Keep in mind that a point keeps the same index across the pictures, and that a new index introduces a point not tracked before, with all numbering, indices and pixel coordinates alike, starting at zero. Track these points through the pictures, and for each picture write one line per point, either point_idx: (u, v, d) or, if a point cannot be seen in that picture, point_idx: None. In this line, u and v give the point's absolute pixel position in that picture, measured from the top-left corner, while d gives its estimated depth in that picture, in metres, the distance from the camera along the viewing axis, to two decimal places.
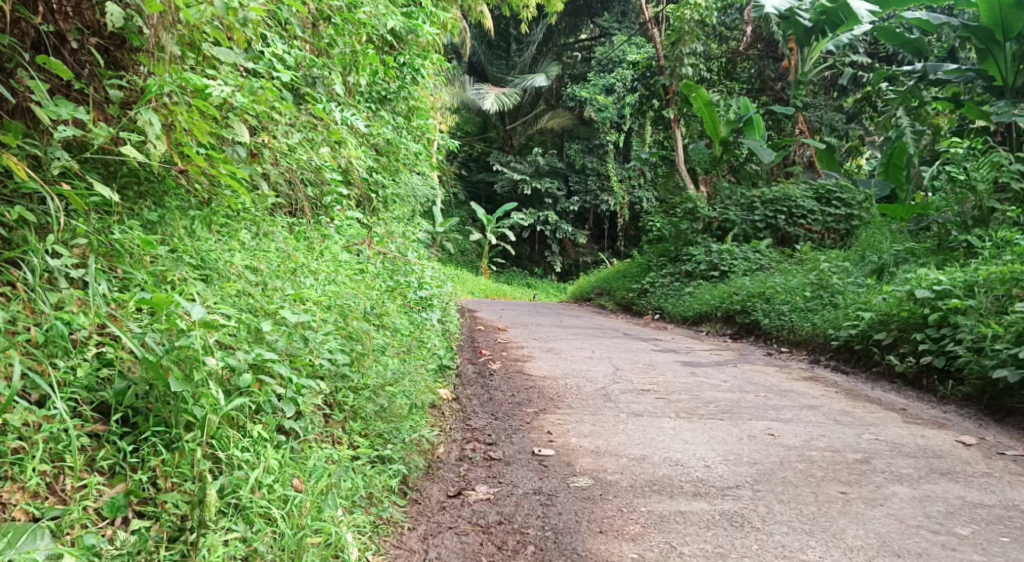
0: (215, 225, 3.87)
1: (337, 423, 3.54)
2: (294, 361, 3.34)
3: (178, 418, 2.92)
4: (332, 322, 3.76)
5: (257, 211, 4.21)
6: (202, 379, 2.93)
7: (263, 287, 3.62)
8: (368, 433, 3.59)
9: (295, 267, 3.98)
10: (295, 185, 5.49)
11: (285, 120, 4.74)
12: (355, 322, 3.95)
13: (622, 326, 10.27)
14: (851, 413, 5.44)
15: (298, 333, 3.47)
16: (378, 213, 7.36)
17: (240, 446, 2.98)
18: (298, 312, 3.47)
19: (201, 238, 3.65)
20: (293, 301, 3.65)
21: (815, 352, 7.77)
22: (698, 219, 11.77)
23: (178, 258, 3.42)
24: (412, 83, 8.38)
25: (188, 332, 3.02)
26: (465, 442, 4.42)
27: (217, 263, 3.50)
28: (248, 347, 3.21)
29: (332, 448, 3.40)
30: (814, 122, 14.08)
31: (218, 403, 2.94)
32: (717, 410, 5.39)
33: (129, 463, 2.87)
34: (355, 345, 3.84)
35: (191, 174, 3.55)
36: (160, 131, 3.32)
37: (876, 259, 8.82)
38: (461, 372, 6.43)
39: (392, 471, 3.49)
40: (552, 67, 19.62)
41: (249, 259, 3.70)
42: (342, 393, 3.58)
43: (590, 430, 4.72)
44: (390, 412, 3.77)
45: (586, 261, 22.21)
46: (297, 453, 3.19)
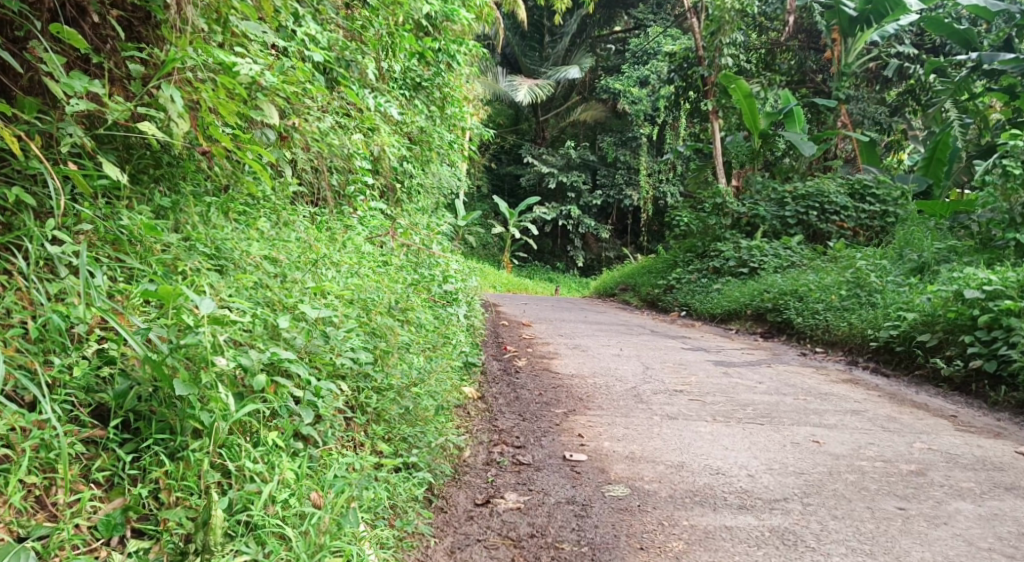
0: (233, 212, 3.65)
1: (360, 426, 3.31)
2: (313, 360, 3.12)
3: (185, 422, 2.72)
4: (355, 317, 3.54)
5: (276, 199, 4.00)
6: (210, 380, 2.73)
7: (282, 278, 3.40)
8: (392, 438, 3.37)
9: (319, 258, 3.78)
10: (321, 173, 5.35)
11: (318, 104, 4.48)
12: (378, 317, 3.72)
13: (649, 322, 10.01)
14: (897, 419, 5.17)
15: (318, 328, 3.25)
16: (402, 204, 7.16)
17: (252, 456, 2.77)
18: (318, 307, 3.24)
19: (218, 226, 3.43)
20: (314, 294, 3.41)
21: (852, 352, 7.48)
22: (726, 214, 11.48)
23: (191, 247, 3.21)
24: (447, 70, 8.16)
25: (196, 329, 2.79)
26: (492, 445, 4.19)
27: (232, 253, 3.30)
28: (264, 345, 2.99)
29: (355, 453, 3.18)
30: (856, 115, 13.68)
31: (228, 409, 2.73)
32: (755, 414, 5.14)
33: (128, 473, 2.66)
34: (378, 342, 3.61)
35: (214, 155, 3.34)
36: (183, 109, 3.05)
37: (916, 257, 8.52)
38: (485, 368, 6.20)
39: (419, 479, 3.26)
40: (586, 59, 19.30)
41: (267, 250, 3.49)
42: (365, 394, 3.35)
43: (624, 434, 4.49)
44: (418, 413, 3.55)
45: (609, 256, 21.90)
46: (315, 461, 2.96)
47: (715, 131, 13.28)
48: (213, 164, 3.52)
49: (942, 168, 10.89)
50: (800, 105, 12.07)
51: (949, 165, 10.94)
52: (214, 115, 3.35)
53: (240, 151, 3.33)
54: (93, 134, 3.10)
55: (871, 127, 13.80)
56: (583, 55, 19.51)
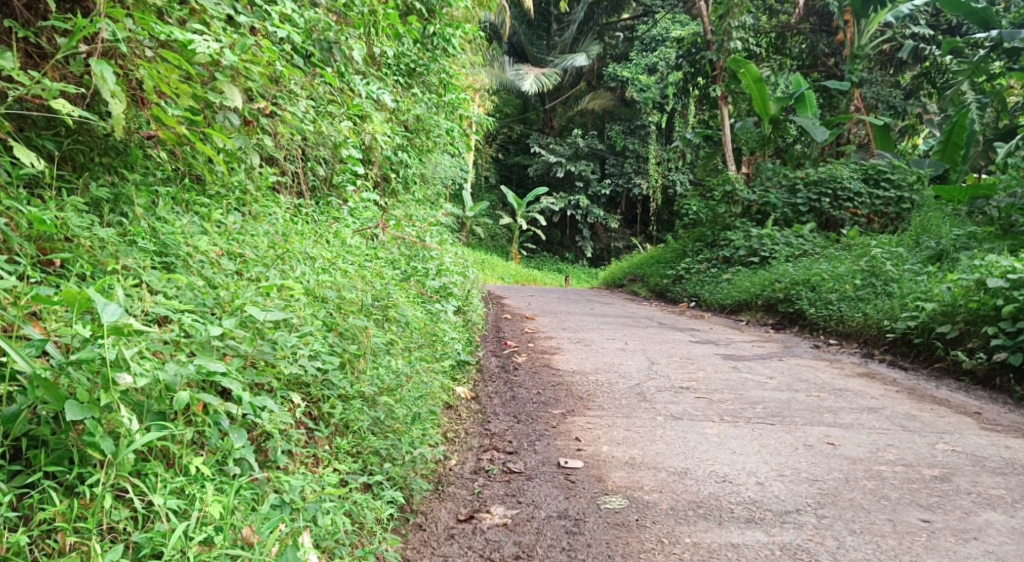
0: (190, 204, 3.41)
1: (322, 441, 3.04)
2: (260, 370, 2.85)
3: (85, 449, 2.44)
4: (321, 317, 3.26)
5: (244, 189, 3.75)
6: (111, 402, 2.44)
7: (239, 277, 3.14)
8: (360, 451, 3.10)
9: (287, 256, 3.51)
10: (300, 161, 5.04)
11: (294, 87, 4.19)
12: (350, 318, 3.43)
13: (657, 314, 9.69)
14: (918, 417, 4.86)
15: (270, 333, 2.97)
16: (398, 194, 6.88)
17: (168, 488, 2.49)
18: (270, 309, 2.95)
19: (166, 221, 3.16)
20: (273, 293, 3.13)
21: (868, 344, 7.16)
22: (736, 202, 11.15)
23: (130, 243, 2.96)
24: (445, 56, 7.84)
25: (95, 341, 2.51)
26: (482, 452, 3.91)
27: (179, 248, 3.04)
28: (190, 355, 2.70)
29: (313, 472, 2.91)
30: (870, 99, 13.28)
31: (132, 435, 2.46)
32: (765, 413, 4.83)
33: (9, 518, 2.36)
34: (347, 345, 3.33)
35: (163, 140, 3.14)
36: (117, 88, 2.76)
37: (934, 244, 8.18)
38: (483, 365, 5.93)
39: (387, 499, 2.99)
40: (593, 46, 18.92)
41: (226, 245, 3.25)
42: (329, 404, 3.08)
43: (624, 437, 4.19)
44: (390, 425, 3.27)
45: (618, 246, 21.56)
46: (259, 486, 2.69)
47: (725, 118, 12.92)
48: (159, 152, 3.27)
49: (959, 153, 10.62)
50: (811, 90, 11.71)
51: (966, 149, 10.65)
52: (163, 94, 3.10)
53: (189, 136, 3.07)
54: (11, 118, 2.89)
55: (884, 112, 13.40)
56: (589, 43, 19.14)
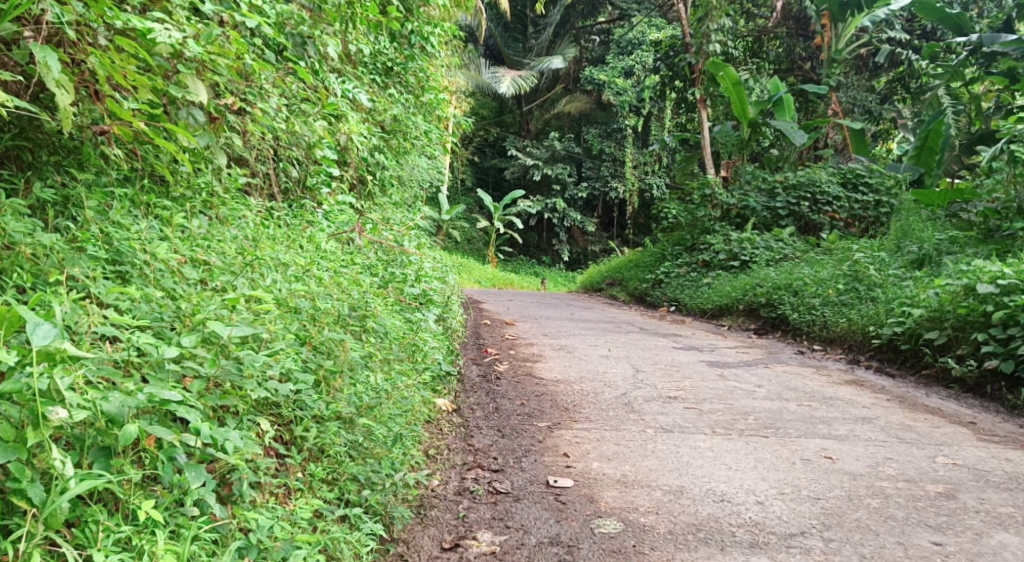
0: (148, 206, 3.21)
1: (295, 468, 2.84)
2: (223, 393, 2.64)
3: (9, 497, 2.22)
4: (293, 331, 3.05)
5: (207, 191, 3.55)
6: (42, 440, 2.23)
7: (202, 287, 2.95)
8: (336, 479, 2.90)
9: (259, 266, 3.30)
10: (269, 161, 4.80)
11: (268, 85, 4.00)
12: (323, 332, 3.20)
13: (638, 319, 9.52)
14: (913, 428, 4.70)
15: (235, 351, 2.73)
16: (375, 197, 6.65)
17: (110, 542, 2.28)
18: (236, 325, 2.72)
19: (121, 225, 2.97)
20: (241, 304, 2.91)
21: (853, 351, 7.02)
22: (716, 206, 11.02)
23: (77, 250, 2.78)
24: (422, 54, 7.62)
25: (23, 369, 2.30)
26: (466, 470, 3.72)
27: (133, 255, 2.85)
28: (138, 380, 2.49)
29: (283, 505, 2.70)
30: (847, 102, 13.19)
31: (65, 479, 2.25)
32: (757, 424, 4.64)
33: None
34: (321, 360, 3.11)
35: (119, 135, 2.93)
36: (61, 78, 2.54)
37: (916, 249, 8.07)
38: (462, 374, 5.71)
39: (367, 531, 2.78)
40: (569, 49, 18.75)
41: (188, 252, 3.04)
42: (301, 428, 2.88)
43: (614, 452, 3.99)
44: (368, 449, 3.05)
45: (595, 249, 21.41)
46: (222, 526, 2.49)
47: (703, 121, 12.77)
48: (113, 149, 3.06)
49: (935, 157, 10.35)
50: (789, 94, 11.59)
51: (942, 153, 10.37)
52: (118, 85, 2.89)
53: (147, 132, 2.86)
54: None
55: (861, 116, 13.31)
56: (566, 46, 18.97)
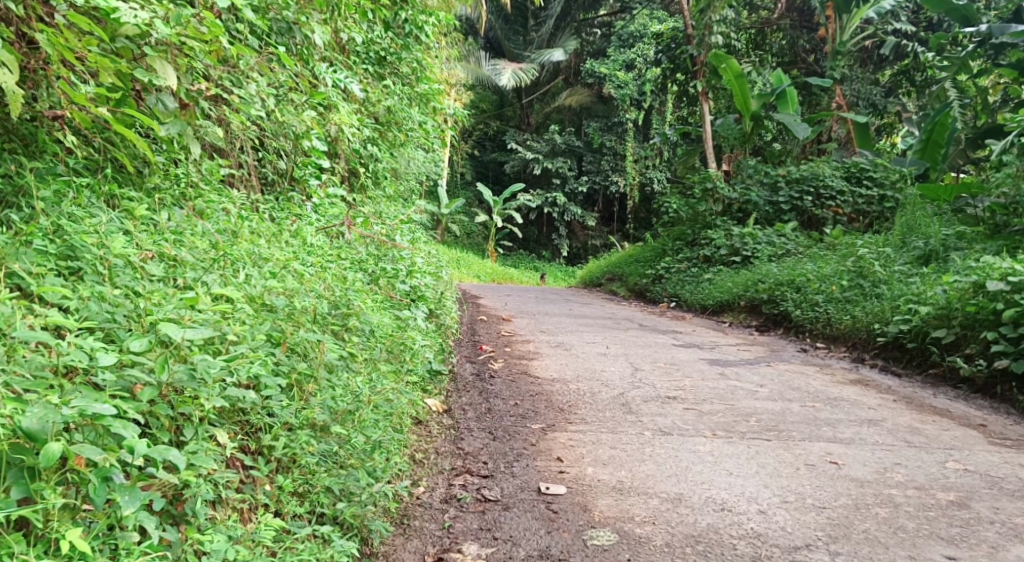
0: (108, 197, 3.11)
1: (262, 480, 2.69)
2: (179, 402, 2.49)
3: None
4: (264, 331, 2.89)
5: (179, 190, 3.46)
6: None
7: (166, 283, 2.83)
8: (307, 491, 2.75)
9: (228, 264, 3.15)
10: (248, 151, 4.58)
11: (241, 69, 3.89)
12: (297, 332, 3.02)
13: (637, 315, 9.36)
14: (921, 430, 4.52)
15: (192, 355, 2.58)
16: (369, 190, 6.47)
17: None
18: (198, 328, 2.58)
19: (75, 217, 2.85)
20: (206, 302, 2.77)
21: (857, 348, 6.84)
22: (717, 200, 10.84)
23: (22, 243, 2.67)
24: (416, 44, 7.41)
25: None
26: (453, 475, 3.56)
27: (86, 249, 2.73)
28: (67, 391, 2.35)
29: (245, 522, 2.56)
30: (850, 96, 12.98)
31: None
32: (760, 426, 4.47)
33: None
34: (297, 362, 2.95)
35: (77, 122, 2.79)
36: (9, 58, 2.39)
37: (922, 244, 7.88)
38: (456, 372, 5.54)
39: (339, 549, 2.62)
40: (570, 42, 18.54)
41: (150, 246, 2.93)
42: (270, 437, 2.72)
43: (609, 456, 3.82)
44: (341, 458, 2.89)
45: (596, 244, 21.22)
46: (173, 547, 2.35)
47: (705, 114, 12.56)
48: (68, 135, 2.92)
49: (940, 151, 10.16)
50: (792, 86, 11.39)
51: (947, 147, 10.17)
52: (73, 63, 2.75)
53: (108, 118, 2.72)
54: None
55: (865, 109, 13.10)
56: (567, 39, 18.76)
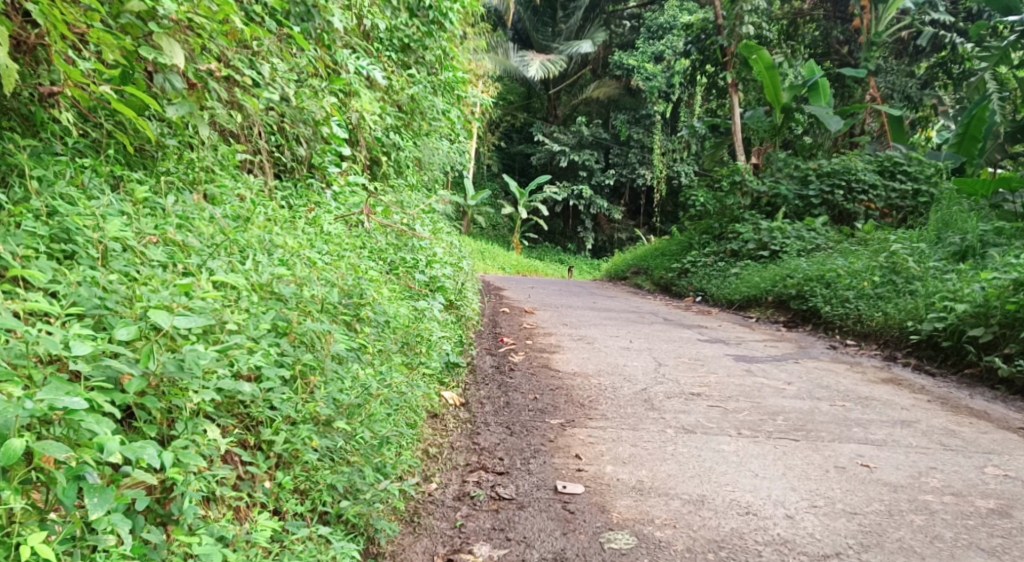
0: (110, 178, 3.06)
1: (261, 477, 2.60)
2: (168, 395, 2.41)
3: None
4: (267, 320, 2.80)
5: (183, 171, 3.40)
6: None
7: (166, 268, 2.76)
8: (307, 489, 2.66)
9: (231, 251, 3.05)
10: (264, 136, 4.46)
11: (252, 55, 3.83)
12: (302, 323, 2.92)
13: (662, 309, 9.20)
14: (957, 433, 4.35)
15: (184, 345, 2.50)
16: (391, 179, 6.37)
17: None
18: (193, 316, 2.50)
19: (75, 200, 2.80)
20: (205, 289, 2.69)
21: (889, 346, 6.65)
22: (745, 193, 10.64)
23: (14, 227, 2.61)
24: (442, 31, 7.28)
25: None
26: (468, 472, 3.43)
27: (81, 234, 2.66)
28: (44, 383, 2.26)
29: (239, 522, 2.48)
30: (884, 88, 12.69)
31: None
32: (788, 426, 4.31)
33: None
34: (302, 355, 2.85)
35: (79, 100, 2.74)
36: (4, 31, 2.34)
37: (958, 240, 7.64)
38: (475, 365, 5.42)
39: (339, 550, 2.54)
40: (599, 33, 18.34)
41: (151, 231, 2.85)
42: (270, 432, 2.63)
43: (630, 454, 3.69)
44: (346, 455, 2.79)
45: (621, 237, 21.01)
46: (156, 551, 2.26)
47: (735, 105, 12.32)
48: (67, 114, 2.87)
49: (976, 146, 9.89)
50: (825, 78, 11.14)
51: (984, 142, 9.92)
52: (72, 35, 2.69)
53: (108, 96, 2.67)
54: None
55: (899, 101, 12.80)
56: (596, 30, 18.57)
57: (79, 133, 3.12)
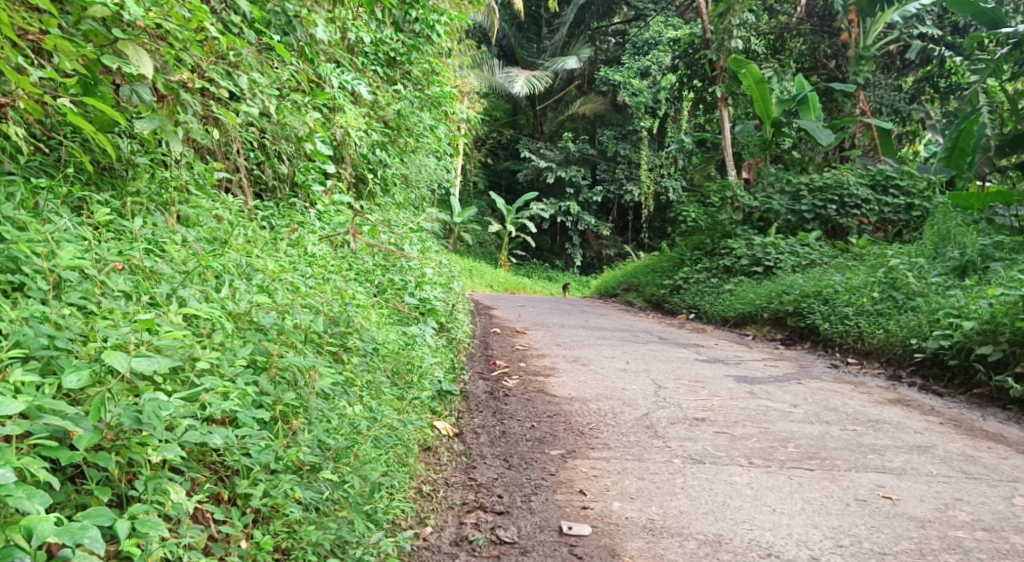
0: (67, 199, 2.86)
1: (236, 536, 2.38)
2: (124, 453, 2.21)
3: None
4: (241, 356, 2.60)
5: (152, 192, 3.19)
6: None
7: (129, 301, 2.56)
8: (290, 548, 2.42)
9: (203, 277, 2.83)
10: (240, 152, 4.20)
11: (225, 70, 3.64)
12: (281, 357, 2.72)
13: (655, 327, 8.98)
14: (977, 459, 4.13)
15: (145, 391, 2.30)
16: (378, 198, 6.13)
17: None
18: (153, 359, 2.30)
19: (29, 224, 2.59)
20: (173, 323, 2.50)
21: (892, 365, 6.44)
22: (738, 208, 10.45)
23: None
24: (428, 45, 7.05)
25: None
26: (464, 512, 3.21)
27: (35, 262, 2.44)
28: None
29: None
30: (873, 102, 12.55)
31: None
32: (800, 454, 4.07)
33: None
34: (282, 395, 2.64)
35: (32, 109, 2.55)
36: None
37: (958, 254, 7.45)
38: (467, 390, 5.18)
39: None
40: (584, 49, 18.22)
41: (115, 260, 2.65)
42: (247, 484, 2.40)
43: (637, 488, 3.46)
44: (332, 506, 2.56)
45: (610, 253, 20.82)
46: None
47: (724, 120, 12.15)
48: (19, 127, 2.67)
49: (965, 159, 9.61)
50: (815, 91, 10.98)
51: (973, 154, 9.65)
52: (26, 36, 2.50)
53: (65, 108, 2.48)
54: None
55: (888, 116, 12.66)
56: (581, 47, 18.44)
57: (41, 151, 2.95)
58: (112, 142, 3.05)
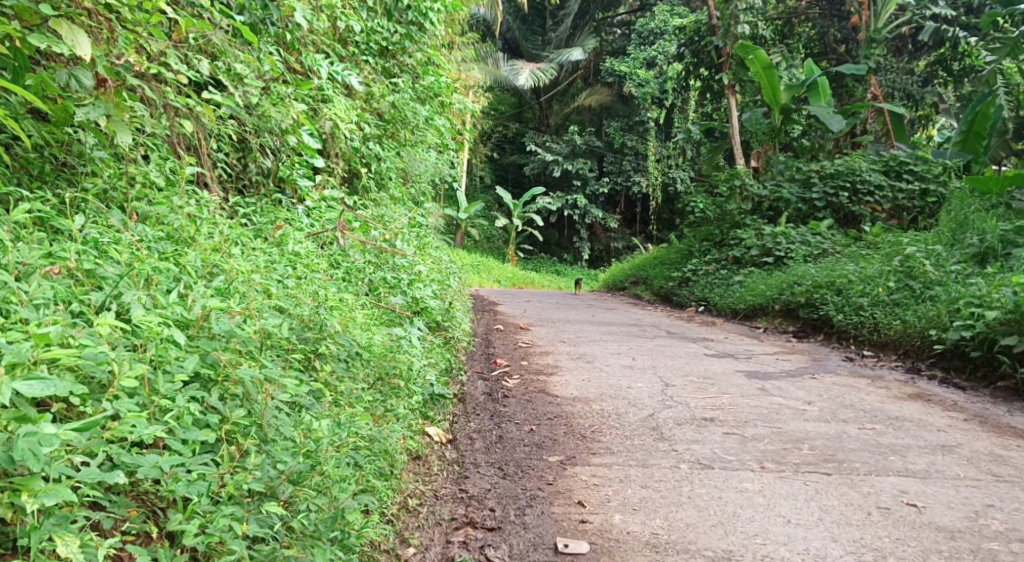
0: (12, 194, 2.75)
1: None
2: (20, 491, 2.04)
3: None
4: (175, 372, 2.41)
5: (111, 183, 3.05)
6: None
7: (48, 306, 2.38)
8: None
9: (149, 281, 2.64)
10: (213, 145, 3.94)
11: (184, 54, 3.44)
12: (235, 371, 2.50)
13: (663, 321, 8.71)
14: (1007, 460, 3.86)
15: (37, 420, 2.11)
16: (372, 194, 5.86)
17: None
18: (38, 383, 2.12)
19: None
20: (91, 337, 2.34)
21: (910, 357, 6.16)
22: (747, 198, 10.15)
23: None
24: (422, 33, 6.73)
25: None
26: (453, 529, 2.98)
27: None
28: None
29: None
30: (885, 86, 12.19)
31: None
32: (815, 456, 3.79)
33: None
34: (226, 416, 2.43)
35: None
36: None
37: (977, 240, 7.15)
38: (464, 391, 4.92)
39: None
40: (589, 40, 17.90)
41: (41, 264, 2.48)
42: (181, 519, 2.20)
43: (641, 498, 3.20)
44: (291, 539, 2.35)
45: (618, 247, 20.53)
46: None
47: (732, 108, 11.82)
48: None
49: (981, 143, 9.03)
50: (825, 76, 10.66)
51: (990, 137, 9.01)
52: None
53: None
54: None
55: (900, 100, 12.29)
56: (586, 38, 18.11)
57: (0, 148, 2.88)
58: (64, 133, 2.92)
